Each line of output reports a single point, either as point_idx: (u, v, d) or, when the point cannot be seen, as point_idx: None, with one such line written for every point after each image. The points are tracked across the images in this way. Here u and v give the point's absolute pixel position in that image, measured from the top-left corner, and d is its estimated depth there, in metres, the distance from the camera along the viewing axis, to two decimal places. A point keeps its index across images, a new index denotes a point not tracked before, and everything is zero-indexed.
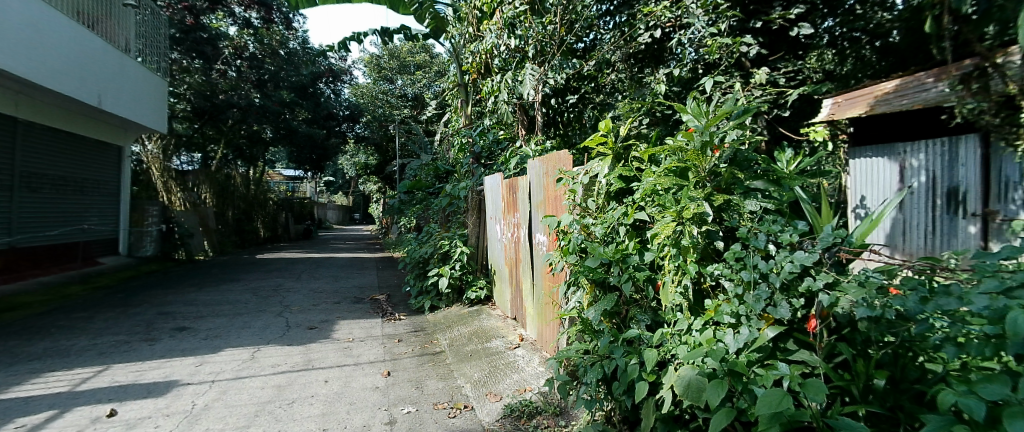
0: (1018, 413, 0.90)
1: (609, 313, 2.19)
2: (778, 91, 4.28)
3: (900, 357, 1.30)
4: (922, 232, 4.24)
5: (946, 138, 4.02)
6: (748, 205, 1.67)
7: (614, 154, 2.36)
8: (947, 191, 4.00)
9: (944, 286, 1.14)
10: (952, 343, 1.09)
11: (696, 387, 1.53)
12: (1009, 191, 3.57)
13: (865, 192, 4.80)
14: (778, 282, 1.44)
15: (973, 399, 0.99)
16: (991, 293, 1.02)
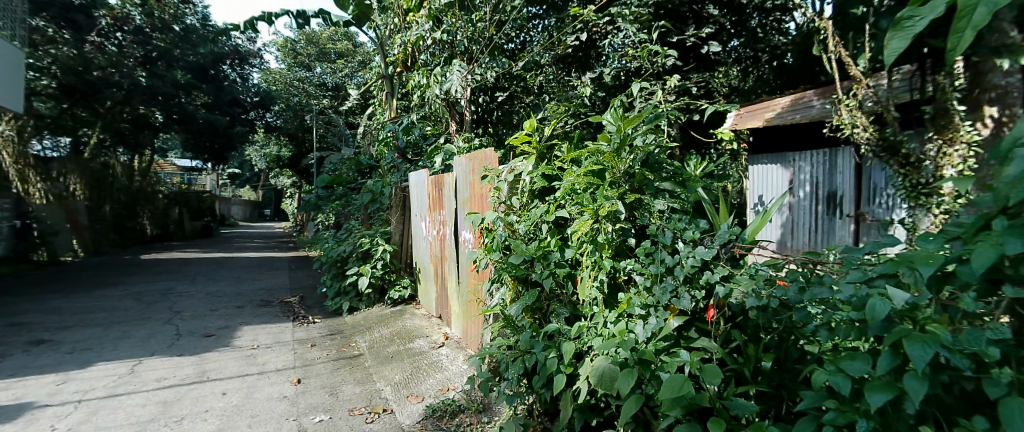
0: (877, 386, 1.01)
1: (530, 308, 2.20)
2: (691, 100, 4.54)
3: (784, 341, 1.39)
4: (807, 231, 4.70)
5: (828, 149, 4.47)
6: (657, 205, 1.75)
7: (539, 153, 2.38)
8: (829, 195, 4.46)
9: (818, 277, 1.29)
10: (825, 328, 1.21)
11: (609, 376, 1.57)
12: (875, 197, 4.05)
13: (760, 193, 5.23)
14: (681, 275, 1.53)
15: (841, 377, 1.11)
16: (856, 282, 1.15)
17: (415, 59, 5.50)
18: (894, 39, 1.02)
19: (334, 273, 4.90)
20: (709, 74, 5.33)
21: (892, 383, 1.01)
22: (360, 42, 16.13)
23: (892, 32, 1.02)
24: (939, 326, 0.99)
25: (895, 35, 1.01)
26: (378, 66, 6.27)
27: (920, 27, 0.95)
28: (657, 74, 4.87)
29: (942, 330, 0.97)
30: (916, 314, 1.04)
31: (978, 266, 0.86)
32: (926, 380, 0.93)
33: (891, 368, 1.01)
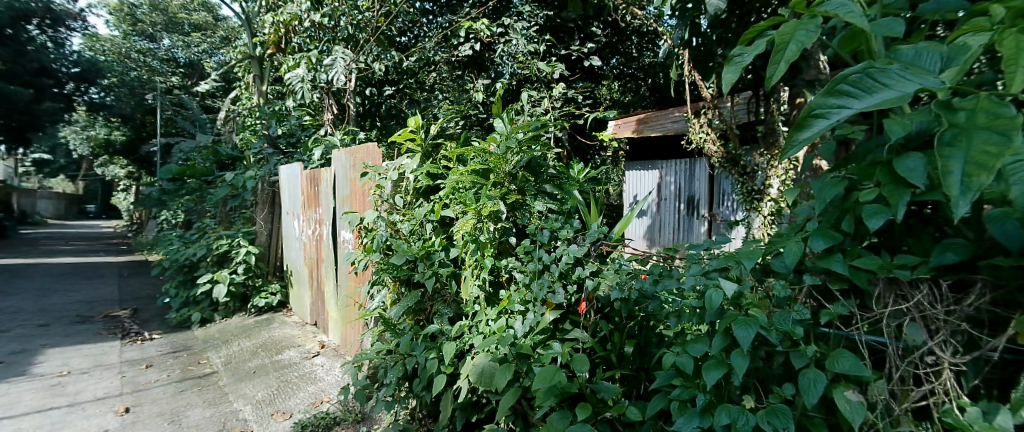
0: (712, 364, 1.11)
1: (412, 310, 2.08)
2: (575, 110, 4.72)
3: (644, 327, 1.49)
4: (672, 230, 5.20)
5: (688, 158, 4.97)
6: (537, 205, 1.76)
7: (425, 151, 2.28)
8: (689, 198, 4.96)
9: (667, 270, 1.40)
10: (675, 315, 1.32)
11: (488, 373, 1.57)
12: (722, 200, 4.58)
13: (634, 196, 5.67)
14: (557, 271, 1.54)
15: (685, 357, 1.18)
16: (697, 275, 1.25)
17: (288, 41, 4.99)
18: (725, 71, 1.08)
19: (181, 279, 4.25)
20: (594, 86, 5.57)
21: (723, 360, 1.11)
22: (223, 16, 14.35)
23: (725, 65, 1.08)
24: (758, 309, 1.11)
25: (728, 68, 1.07)
26: (244, 45, 5.59)
27: (746, 60, 1.03)
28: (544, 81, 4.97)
29: (759, 312, 1.08)
30: (741, 300, 1.14)
31: (789, 260, 1.03)
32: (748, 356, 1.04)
33: (724, 346, 1.11)
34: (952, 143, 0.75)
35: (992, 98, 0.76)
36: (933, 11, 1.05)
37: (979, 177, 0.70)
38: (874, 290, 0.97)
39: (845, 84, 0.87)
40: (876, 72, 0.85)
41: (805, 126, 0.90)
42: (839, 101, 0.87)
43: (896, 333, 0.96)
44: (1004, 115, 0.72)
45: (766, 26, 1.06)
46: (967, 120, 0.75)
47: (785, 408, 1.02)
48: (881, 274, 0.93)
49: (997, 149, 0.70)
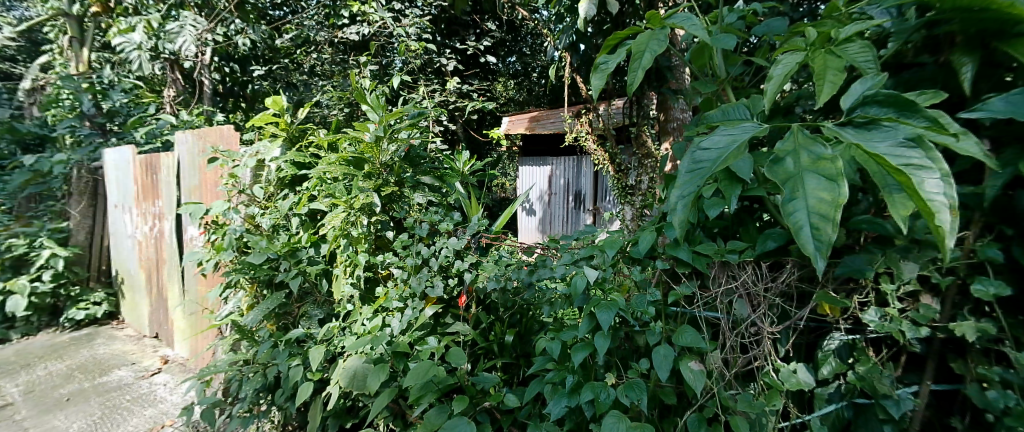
0: (580, 346, 1.15)
1: (274, 314, 1.86)
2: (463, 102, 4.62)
3: (524, 316, 1.52)
4: (561, 223, 5.42)
5: (575, 155, 5.23)
6: (416, 198, 1.69)
7: (289, 136, 2.05)
8: (576, 193, 5.22)
9: (541, 259, 1.42)
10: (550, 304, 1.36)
11: (361, 375, 1.44)
12: (604, 195, 4.89)
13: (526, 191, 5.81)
14: (436, 265, 1.48)
15: (557, 343, 1.21)
16: (568, 264, 1.29)
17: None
18: (591, 78, 1.10)
19: None
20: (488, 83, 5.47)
21: (589, 342, 1.16)
22: None
23: (591, 72, 1.10)
24: (619, 293, 1.18)
25: (594, 75, 1.10)
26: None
27: (611, 67, 1.07)
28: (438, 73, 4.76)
29: (620, 296, 1.15)
30: (603, 285, 1.21)
31: (642, 245, 1.12)
32: (611, 336, 1.10)
33: (590, 329, 1.16)
34: (791, 196, 0.74)
35: (803, 136, 0.78)
36: (764, 33, 1.18)
37: (825, 229, 0.71)
38: (710, 272, 1.08)
39: (687, 163, 0.87)
40: (705, 142, 0.86)
41: (675, 212, 0.88)
42: (690, 176, 0.86)
43: (727, 309, 1.07)
44: (820, 156, 0.74)
45: (627, 33, 1.12)
46: (793, 166, 0.75)
47: (643, 383, 1.09)
48: (715, 258, 1.04)
49: (830, 197, 0.71)
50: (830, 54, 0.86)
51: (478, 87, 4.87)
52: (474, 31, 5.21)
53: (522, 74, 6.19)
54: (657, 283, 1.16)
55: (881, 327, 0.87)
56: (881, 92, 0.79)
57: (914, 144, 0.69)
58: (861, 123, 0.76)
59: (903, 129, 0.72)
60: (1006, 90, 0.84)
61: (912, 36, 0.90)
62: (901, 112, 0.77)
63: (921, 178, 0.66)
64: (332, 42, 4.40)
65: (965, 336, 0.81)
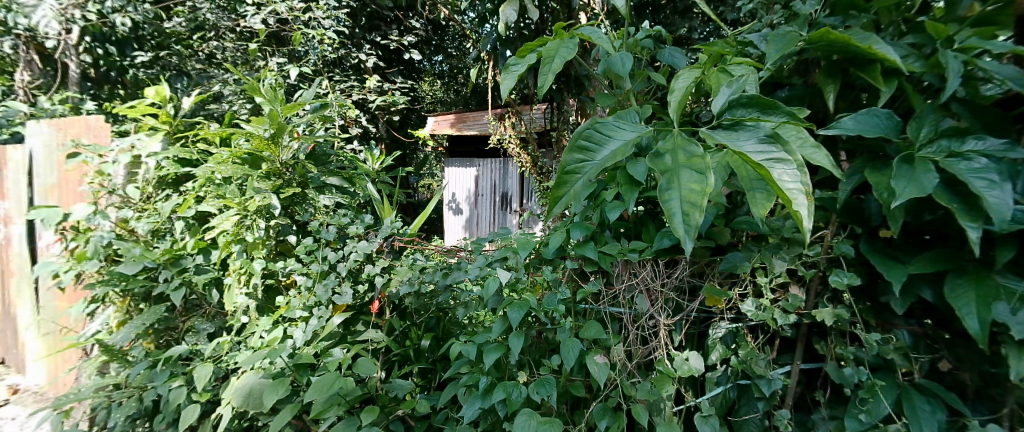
0: (495, 347, 1.14)
1: (153, 331, 1.67)
2: (388, 101, 4.40)
3: (442, 320, 1.50)
4: (488, 223, 5.42)
5: (501, 158, 5.25)
6: (323, 199, 1.59)
7: (173, 130, 1.85)
8: (503, 194, 5.24)
9: (456, 263, 1.39)
10: (464, 306, 1.35)
11: (258, 393, 1.33)
12: (530, 196, 4.95)
13: (452, 191, 5.75)
14: (344, 271, 1.40)
15: (471, 346, 1.18)
16: (483, 267, 1.28)
17: None
18: (502, 79, 1.10)
19: None
20: (413, 82, 5.25)
21: (502, 343, 1.15)
22: None
23: (501, 73, 1.10)
24: (531, 293, 1.19)
25: (504, 76, 1.10)
26: None
27: (521, 70, 1.08)
28: (358, 70, 4.47)
29: (532, 296, 1.16)
30: (516, 286, 1.22)
31: (553, 244, 1.14)
32: (524, 336, 1.10)
33: (503, 330, 1.15)
34: (668, 187, 0.78)
35: (681, 134, 0.83)
36: (668, 63, 1.22)
37: (693, 216, 0.76)
38: (613, 270, 1.14)
39: (581, 140, 0.89)
40: (599, 125, 0.89)
41: (562, 182, 0.89)
42: (582, 156, 0.89)
43: (630, 304, 1.13)
44: (694, 153, 0.79)
45: (537, 43, 1.14)
46: (671, 161, 0.80)
47: (554, 381, 1.10)
48: (618, 257, 1.09)
49: (702, 188, 0.76)
50: (723, 71, 0.93)
51: (400, 86, 4.55)
52: (397, 27, 4.89)
53: (447, 75, 6.06)
54: (567, 282, 1.19)
55: (757, 315, 0.95)
56: (745, 96, 0.85)
57: (772, 140, 0.77)
58: (728, 125, 0.81)
59: (764, 127, 0.78)
60: (860, 109, 0.96)
61: (787, 60, 1.00)
62: (762, 112, 0.84)
63: (776, 170, 0.74)
64: (235, 29, 3.96)
65: (826, 321, 0.92)
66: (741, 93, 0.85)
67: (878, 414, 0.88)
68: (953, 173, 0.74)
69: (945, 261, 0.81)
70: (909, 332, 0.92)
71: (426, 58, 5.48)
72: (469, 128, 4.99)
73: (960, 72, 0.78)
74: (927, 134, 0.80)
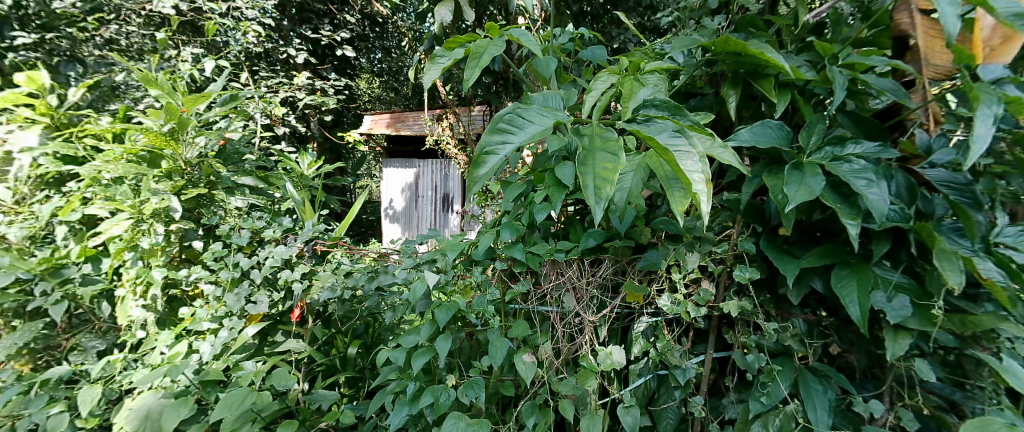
0: (423, 352, 1.10)
1: (27, 351, 1.47)
2: (321, 99, 4.13)
3: (371, 326, 1.45)
4: (429, 225, 5.30)
5: (442, 159, 5.15)
6: (233, 201, 1.49)
7: (54, 124, 1.65)
8: (444, 196, 5.14)
9: (382, 266, 1.35)
10: (391, 310, 1.30)
11: (157, 414, 1.19)
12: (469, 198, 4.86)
13: (392, 193, 5.60)
14: (259, 278, 1.31)
15: (398, 351, 1.14)
16: (409, 269, 1.26)
17: None
18: (426, 69, 1.04)
19: None
20: (348, 80, 4.96)
21: (431, 346, 1.12)
22: None
23: (426, 63, 1.04)
24: (460, 295, 1.17)
25: (429, 66, 1.04)
26: None
27: (447, 61, 1.03)
28: (287, 66, 4.16)
29: (461, 297, 1.14)
30: (445, 288, 1.20)
31: (482, 245, 1.13)
32: (452, 338, 1.08)
33: (432, 333, 1.12)
34: (582, 164, 0.72)
35: (599, 124, 0.78)
36: (589, 59, 1.28)
37: (605, 191, 0.70)
38: (541, 270, 1.16)
39: (502, 122, 0.77)
40: (523, 110, 0.79)
41: (479, 164, 0.76)
42: (502, 138, 0.77)
43: (557, 303, 1.16)
44: (609, 136, 0.74)
45: (465, 40, 1.11)
46: (588, 143, 0.75)
47: (483, 383, 1.09)
48: (546, 257, 1.11)
49: (614, 166, 0.71)
50: (638, 80, 0.94)
51: (334, 84, 4.26)
52: (330, 21, 4.58)
53: (388, 73, 5.81)
54: (497, 283, 1.19)
55: (671, 310, 1.01)
56: (658, 98, 0.89)
57: (678, 134, 0.77)
58: (641, 121, 0.81)
59: (671, 123, 0.78)
60: (757, 120, 1.05)
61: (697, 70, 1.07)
62: (672, 113, 0.87)
63: (679, 157, 0.73)
64: (142, 14, 3.52)
65: (731, 312, 0.99)
66: (654, 96, 0.90)
67: (777, 396, 0.96)
68: (836, 174, 0.82)
69: (831, 256, 0.90)
70: (803, 320, 1.01)
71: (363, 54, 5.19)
72: (406, 128, 4.89)
73: (844, 85, 0.87)
74: (815, 141, 0.88)
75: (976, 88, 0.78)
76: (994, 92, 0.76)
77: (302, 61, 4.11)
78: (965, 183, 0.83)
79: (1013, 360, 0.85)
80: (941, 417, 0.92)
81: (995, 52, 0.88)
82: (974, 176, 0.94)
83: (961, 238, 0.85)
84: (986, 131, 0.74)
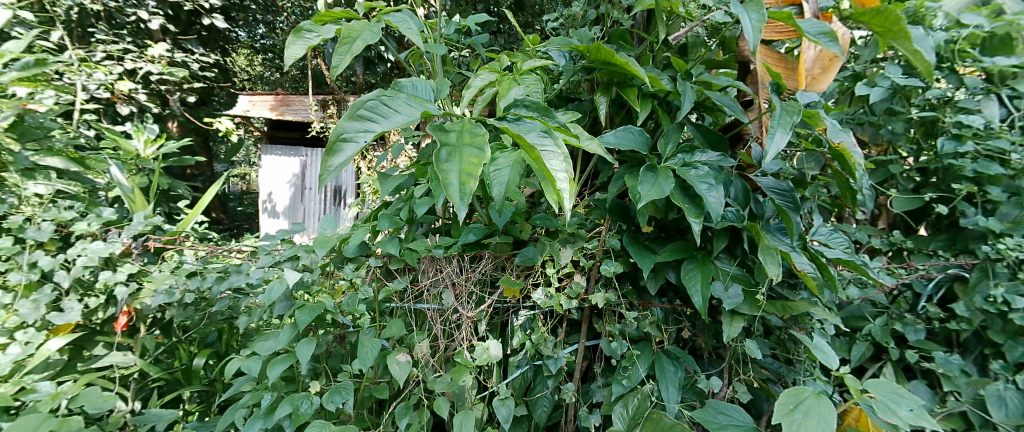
0: (282, 359, 1.00)
1: None
2: (180, 74, 3.57)
3: (225, 333, 1.30)
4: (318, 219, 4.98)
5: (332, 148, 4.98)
6: (30, 187, 1.21)
7: None
8: (334, 187, 4.95)
9: (237, 264, 1.20)
10: (246, 314, 1.17)
11: None
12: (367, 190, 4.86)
13: (269, 186, 5.01)
14: (67, 280, 1.10)
15: (254, 360, 1.02)
16: (266, 268, 1.14)
17: None
18: (291, 44, 0.90)
19: None
20: (219, 55, 4.31)
21: (291, 353, 1.02)
22: None
23: (290, 36, 0.90)
24: (327, 296, 1.09)
25: (292, 40, 0.90)
26: None
27: (317, 39, 0.90)
28: (137, 33, 3.56)
29: (328, 298, 1.06)
30: (310, 288, 1.10)
31: (353, 242, 1.06)
32: (315, 343, 0.99)
33: (294, 338, 1.02)
34: (448, 158, 0.66)
35: (469, 120, 0.73)
36: (477, 52, 1.30)
37: (471, 186, 0.65)
38: (419, 266, 1.13)
39: (363, 109, 0.71)
40: (388, 98, 0.73)
41: (334, 152, 0.69)
42: (362, 126, 0.70)
43: (436, 300, 1.13)
44: (479, 132, 0.69)
45: (340, 17, 0.97)
46: (455, 139, 0.68)
47: (353, 388, 1.01)
48: (423, 253, 1.08)
49: (481, 162, 0.66)
50: (517, 79, 0.96)
51: (198, 58, 3.68)
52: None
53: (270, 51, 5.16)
54: (372, 281, 1.13)
55: (545, 303, 1.03)
56: (529, 97, 0.81)
57: (547, 136, 0.72)
58: (512, 120, 0.75)
59: (539, 124, 0.74)
60: (623, 124, 1.12)
61: (574, 74, 1.10)
62: (541, 115, 0.80)
63: (545, 157, 0.70)
64: None
65: (598, 304, 1.04)
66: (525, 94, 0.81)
67: (635, 379, 1.03)
68: (685, 178, 0.90)
69: (681, 251, 0.99)
70: (661, 308, 1.10)
71: (239, 26, 4.53)
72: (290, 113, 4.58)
73: (691, 98, 0.96)
74: (670, 149, 0.96)
75: (783, 104, 0.90)
76: (796, 108, 0.88)
77: (156, 27, 3.52)
78: (786, 189, 0.96)
79: (821, 338, 1.00)
80: (768, 389, 1.07)
81: (815, 81, 1.03)
82: (797, 183, 1.10)
83: (782, 236, 0.97)
84: (782, 137, 0.85)
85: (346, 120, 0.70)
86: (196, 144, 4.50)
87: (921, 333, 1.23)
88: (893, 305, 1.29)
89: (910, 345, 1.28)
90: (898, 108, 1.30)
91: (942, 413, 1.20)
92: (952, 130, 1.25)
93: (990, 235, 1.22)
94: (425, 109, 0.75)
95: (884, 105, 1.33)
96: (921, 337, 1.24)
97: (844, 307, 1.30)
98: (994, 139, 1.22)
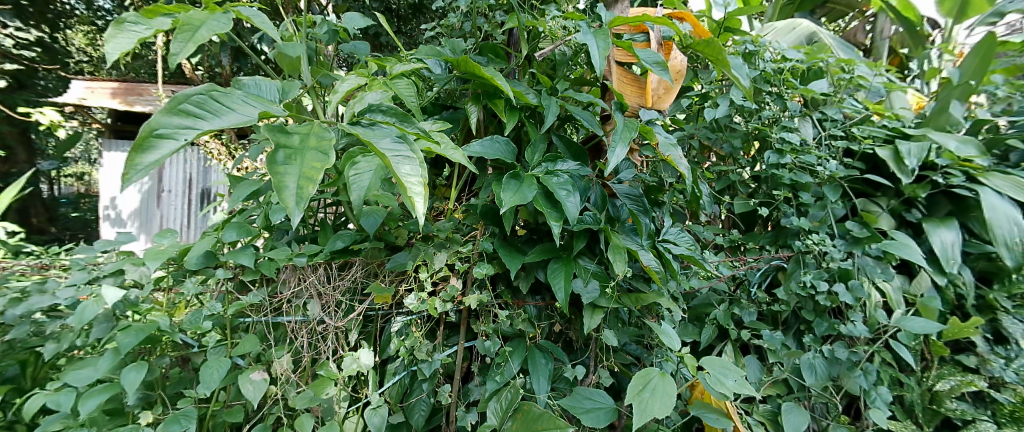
0: (100, 390, 0.87)
1: None
2: None
3: None
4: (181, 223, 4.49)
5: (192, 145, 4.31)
6: None
7: None
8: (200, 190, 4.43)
9: (41, 284, 1.02)
10: (53, 339, 0.99)
11: None
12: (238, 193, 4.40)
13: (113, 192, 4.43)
14: None
15: (64, 393, 0.88)
16: (78, 286, 0.98)
17: None
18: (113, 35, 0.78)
19: None
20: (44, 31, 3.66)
21: (113, 382, 0.90)
22: None
23: (113, 24, 0.78)
24: (161, 314, 0.97)
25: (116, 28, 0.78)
26: None
27: (149, 32, 0.80)
28: None
29: (162, 316, 0.94)
30: (139, 305, 0.97)
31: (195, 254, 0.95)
32: (143, 368, 0.88)
33: (115, 364, 0.89)
34: (286, 161, 0.61)
35: (318, 123, 0.69)
36: (351, 54, 1.24)
37: (309, 190, 0.61)
38: (279, 276, 1.07)
39: (187, 103, 0.64)
40: (219, 94, 0.66)
41: (145, 148, 0.61)
42: (184, 122, 0.63)
43: (300, 311, 1.06)
44: (327, 137, 0.66)
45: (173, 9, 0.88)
46: (298, 142, 0.64)
47: (197, 413, 0.92)
48: (284, 263, 1.01)
49: (323, 167, 0.62)
50: (386, 84, 0.94)
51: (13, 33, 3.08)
52: None
53: None
54: (221, 294, 1.03)
55: (416, 307, 1.01)
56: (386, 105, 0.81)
57: (402, 141, 0.70)
58: (366, 123, 0.72)
59: (396, 130, 0.72)
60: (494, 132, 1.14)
61: (447, 82, 1.10)
62: (400, 121, 0.80)
63: (397, 162, 0.67)
64: None
65: (471, 306, 1.04)
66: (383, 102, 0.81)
67: (507, 375, 1.06)
68: (547, 185, 0.94)
69: (547, 252, 1.04)
70: (534, 306, 1.14)
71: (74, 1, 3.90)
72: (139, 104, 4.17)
73: (555, 111, 1.01)
74: (536, 157, 1.00)
75: (625, 121, 0.98)
76: (635, 126, 0.97)
77: None
78: (637, 194, 1.06)
79: (667, 325, 1.11)
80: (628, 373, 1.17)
81: (660, 98, 1.14)
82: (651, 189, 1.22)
83: (634, 236, 1.07)
84: (622, 153, 0.93)
85: (160, 118, 0.62)
86: (9, 137, 3.74)
87: (753, 314, 1.43)
88: (732, 293, 1.47)
89: (744, 326, 1.48)
90: (735, 124, 1.50)
91: (768, 382, 1.40)
92: (778, 144, 1.46)
93: (801, 232, 1.44)
94: (264, 109, 0.70)
95: (727, 122, 1.49)
96: (753, 318, 1.43)
97: (695, 297, 1.46)
98: (805, 154, 1.45)
